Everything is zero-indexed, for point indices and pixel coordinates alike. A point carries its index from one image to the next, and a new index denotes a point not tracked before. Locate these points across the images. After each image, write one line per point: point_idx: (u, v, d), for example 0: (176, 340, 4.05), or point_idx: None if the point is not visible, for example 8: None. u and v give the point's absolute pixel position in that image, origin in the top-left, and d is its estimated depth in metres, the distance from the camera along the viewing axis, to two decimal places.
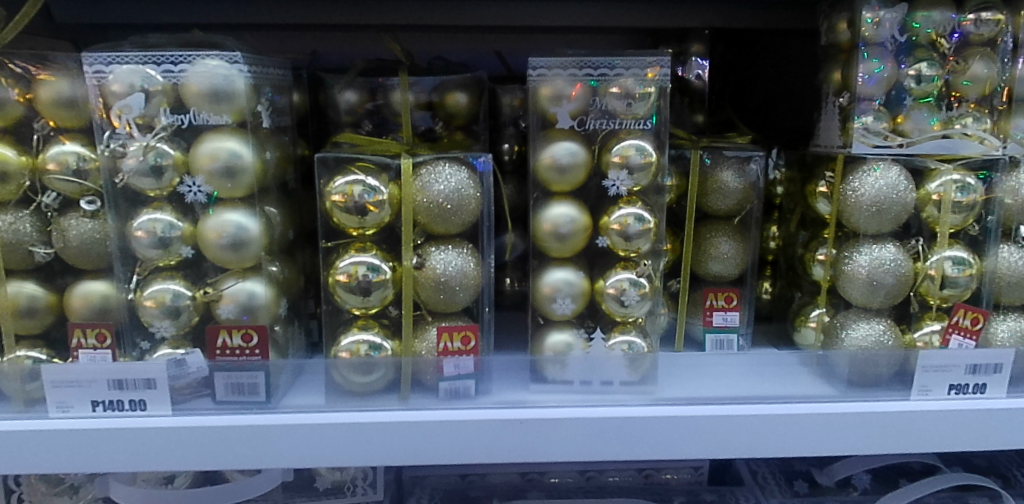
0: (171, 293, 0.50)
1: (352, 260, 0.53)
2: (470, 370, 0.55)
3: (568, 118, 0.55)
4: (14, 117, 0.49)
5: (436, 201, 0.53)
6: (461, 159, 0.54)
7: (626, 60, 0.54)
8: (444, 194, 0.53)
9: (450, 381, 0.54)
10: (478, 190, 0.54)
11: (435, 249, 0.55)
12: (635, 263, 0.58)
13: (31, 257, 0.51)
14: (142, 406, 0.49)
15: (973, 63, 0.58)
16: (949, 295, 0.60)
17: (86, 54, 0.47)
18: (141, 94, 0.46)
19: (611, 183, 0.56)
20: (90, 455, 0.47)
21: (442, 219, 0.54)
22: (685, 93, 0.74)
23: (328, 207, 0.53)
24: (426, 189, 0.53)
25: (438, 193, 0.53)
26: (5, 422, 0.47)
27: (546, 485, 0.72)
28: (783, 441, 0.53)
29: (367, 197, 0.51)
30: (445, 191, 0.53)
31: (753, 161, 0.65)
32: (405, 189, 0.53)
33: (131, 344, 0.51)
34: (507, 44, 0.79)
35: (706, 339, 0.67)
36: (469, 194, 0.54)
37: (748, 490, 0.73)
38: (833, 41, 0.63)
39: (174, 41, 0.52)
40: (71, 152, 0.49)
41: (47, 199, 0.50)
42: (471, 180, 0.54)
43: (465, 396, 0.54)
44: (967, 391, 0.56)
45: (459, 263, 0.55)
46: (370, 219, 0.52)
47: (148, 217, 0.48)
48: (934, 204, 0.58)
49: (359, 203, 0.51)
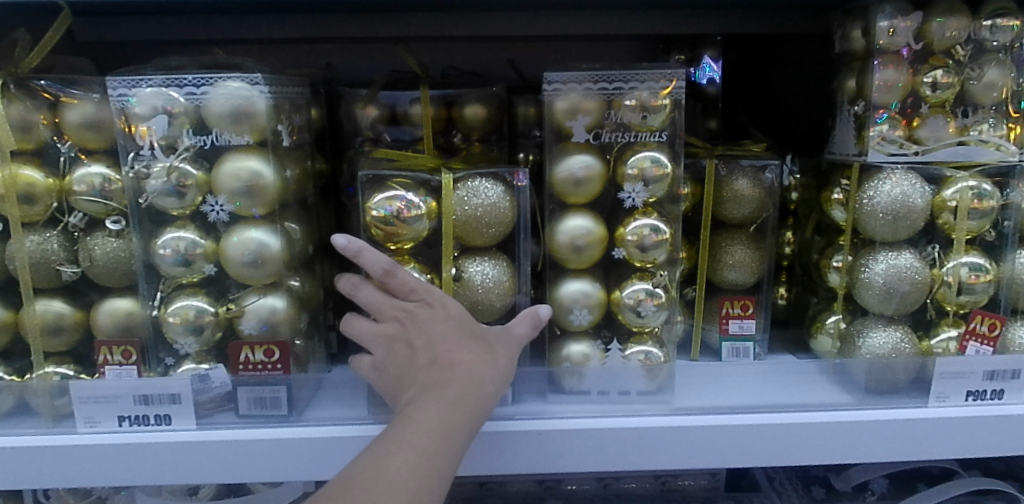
0: (194, 309, 0.50)
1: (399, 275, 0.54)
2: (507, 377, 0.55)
3: (584, 132, 0.56)
4: (41, 140, 0.49)
5: (475, 214, 0.54)
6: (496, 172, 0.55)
7: (640, 73, 0.55)
8: (483, 208, 0.53)
9: None
10: (513, 202, 0.55)
11: (471, 261, 0.56)
12: (651, 273, 0.59)
13: (58, 276, 0.52)
14: (168, 421, 0.50)
15: (989, 70, 0.57)
16: (965, 302, 0.59)
17: (111, 78, 0.48)
18: (164, 116, 0.47)
19: (627, 195, 0.56)
20: (119, 469, 0.48)
21: (481, 234, 0.54)
22: (699, 99, 0.75)
23: (365, 222, 0.53)
24: (466, 203, 0.53)
25: (477, 207, 0.53)
26: (35, 438, 0.48)
27: (564, 492, 0.73)
28: (801, 450, 0.54)
29: (405, 211, 0.51)
30: (484, 204, 0.54)
31: (768, 170, 0.65)
32: (445, 203, 0.53)
33: (156, 360, 0.52)
34: (521, 53, 0.80)
35: (722, 347, 0.68)
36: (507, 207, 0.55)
37: (765, 496, 0.74)
38: (848, 49, 0.63)
39: (196, 64, 0.53)
40: (96, 174, 0.49)
41: (74, 219, 0.51)
42: (506, 193, 0.54)
43: (502, 402, 0.55)
44: (985, 398, 0.56)
45: (496, 274, 0.55)
46: (408, 235, 0.53)
47: (172, 235, 0.49)
48: (950, 210, 0.57)
49: (400, 219, 0.52)
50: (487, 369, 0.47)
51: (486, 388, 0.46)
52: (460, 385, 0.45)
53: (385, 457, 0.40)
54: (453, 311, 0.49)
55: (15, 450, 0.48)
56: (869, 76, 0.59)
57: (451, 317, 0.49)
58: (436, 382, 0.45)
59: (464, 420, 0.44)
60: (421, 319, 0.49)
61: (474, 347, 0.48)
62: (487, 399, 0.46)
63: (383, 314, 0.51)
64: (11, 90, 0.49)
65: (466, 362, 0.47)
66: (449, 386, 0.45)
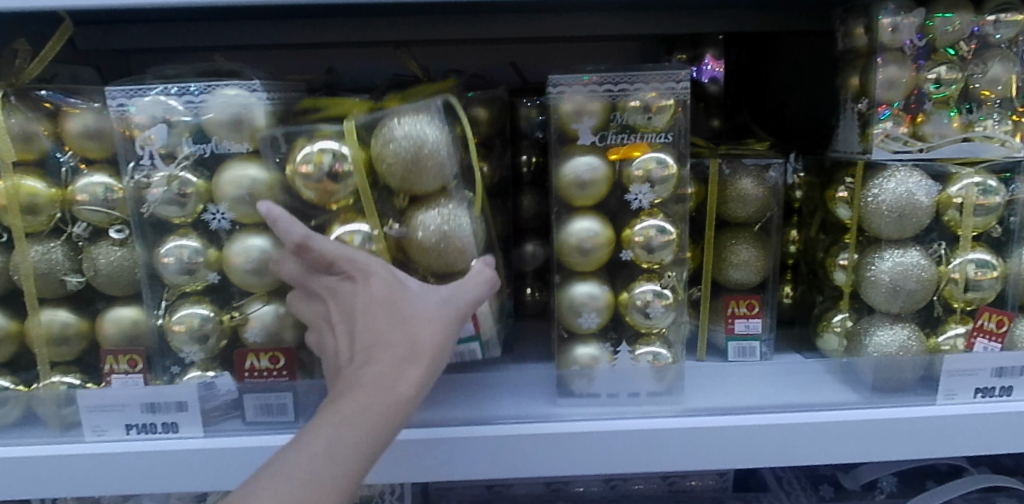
0: (198, 318, 0.50)
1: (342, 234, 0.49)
2: (473, 333, 0.57)
3: (589, 134, 0.55)
4: (42, 150, 0.49)
5: (399, 159, 0.47)
6: (418, 107, 0.49)
7: (646, 74, 0.54)
8: (407, 152, 0.47)
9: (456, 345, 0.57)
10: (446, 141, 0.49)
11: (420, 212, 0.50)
12: (659, 274, 0.59)
13: (63, 285, 0.52)
14: (174, 429, 0.50)
15: (993, 65, 0.57)
16: (972, 298, 0.59)
17: (109, 89, 0.47)
18: (164, 125, 0.47)
19: (633, 197, 0.56)
20: (127, 478, 0.48)
21: (419, 183, 0.49)
22: (701, 99, 0.74)
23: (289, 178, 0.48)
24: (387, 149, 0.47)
25: (403, 149, 0.47)
26: (43, 448, 0.48)
27: (572, 494, 0.72)
28: (809, 450, 0.54)
29: (333, 166, 0.47)
30: (402, 144, 0.47)
31: (772, 169, 0.65)
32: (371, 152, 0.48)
33: (162, 368, 0.52)
34: (523, 55, 0.80)
35: (729, 347, 0.67)
36: (442, 148, 0.49)
37: (773, 496, 0.74)
38: (851, 46, 0.62)
39: (196, 71, 0.53)
40: (99, 183, 0.49)
41: (77, 229, 0.51)
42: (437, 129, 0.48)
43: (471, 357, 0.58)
44: (994, 394, 0.56)
45: (445, 221, 0.50)
46: (340, 192, 0.48)
47: (175, 243, 0.49)
48: (956, 207, 0.57)
49: (329, 175, 0.47)
50: (401, 361, 0.40)
51: (400, 384, 0.40)
52: (364, 386, 0.39)
53: (260, 477, 0.36)
54: (377, 284, 0.43)
55: (23, 460, 0.48)
56: (873, 73, 0.58)
57: (370, 296, 0.43)
58: (344, 382, 0.40)
59: (373, 416, 0.38)
60: (347, 300, 0.44)
61: (394, 331, 0.41)
62: (399, 395, 0.40)
63: (317, 291, 0.47)
64: (12, 100, 0.48)
65: (379, 347, 0.41)
66: (353, 387, 0.39)
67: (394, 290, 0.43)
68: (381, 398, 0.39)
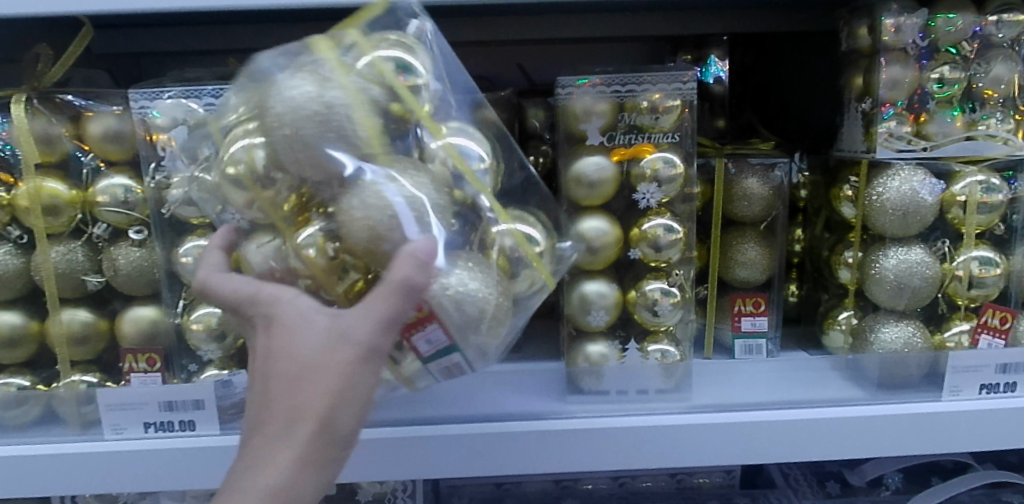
0: (217, 316, 0.51)
1: (302, 241, 0.40)
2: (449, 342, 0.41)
3: (597, 134, 0.56)
4: (64, 152, 0.50)
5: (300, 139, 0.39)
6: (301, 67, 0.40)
7: (654, 75, 0.55)
8: (284, 113, 0.38)
9: (433, 360, 0.42)
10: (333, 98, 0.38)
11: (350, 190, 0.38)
12: (666, 273, 0.60)
13: (84, 285, 0.53)
14: (192, 427, 0.50)
15: (996, 66, 0.58)
16: (976, 295, 0.60)
17: (132, 91, 0.49)
18: (184, 126, 0.48)
19: (641, 196, 0.57)
20: (147, 475, 0.49)
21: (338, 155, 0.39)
22: (706, 98, 0.75)
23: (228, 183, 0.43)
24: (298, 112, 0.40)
25: (282, 123, 0.38)
26: (65, 446, 0.49)
27: (581, 492, 0.73)
28: (816, 446, 0.54)
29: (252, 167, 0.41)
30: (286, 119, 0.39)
31: (777, 168, 0.66)
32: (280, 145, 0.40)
33: (179, 367, 0.53)
34: (529, 57, 0.81)
35: (735, 345, 0.68)
36: (342, 104, 0.38)
37: (780, 492, 0.74)
38: (854, 46, 0.63)
39: (212, 74, 0.54)
40: (119, 184, 0.50)
41: (98, 230, 0.53)
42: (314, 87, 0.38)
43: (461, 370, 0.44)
44: (998, 390, 0.56)
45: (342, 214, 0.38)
46: (277, 195, 0.41)
47: (193, 243, 0.50)
48: (960, 205, 0.58)
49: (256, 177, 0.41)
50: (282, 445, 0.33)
51: (281, 469, 0.33)
52: (242, 472, 0.33)
53: None
54: (276, 327, 0.35)
55: (46, 457, 0.49)
56: (876, 73, 0.59)
57: (264, 350, 0.35)
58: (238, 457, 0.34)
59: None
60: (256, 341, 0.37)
61: (280, 401, 0.33)
62: (278, 482, 0.32)
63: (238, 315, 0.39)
64: (36, 103, 0.49)
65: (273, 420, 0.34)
66: (235, 473, 0.33)
67: (287, 338, 0.34)
68: (257, 484, 0.32)
